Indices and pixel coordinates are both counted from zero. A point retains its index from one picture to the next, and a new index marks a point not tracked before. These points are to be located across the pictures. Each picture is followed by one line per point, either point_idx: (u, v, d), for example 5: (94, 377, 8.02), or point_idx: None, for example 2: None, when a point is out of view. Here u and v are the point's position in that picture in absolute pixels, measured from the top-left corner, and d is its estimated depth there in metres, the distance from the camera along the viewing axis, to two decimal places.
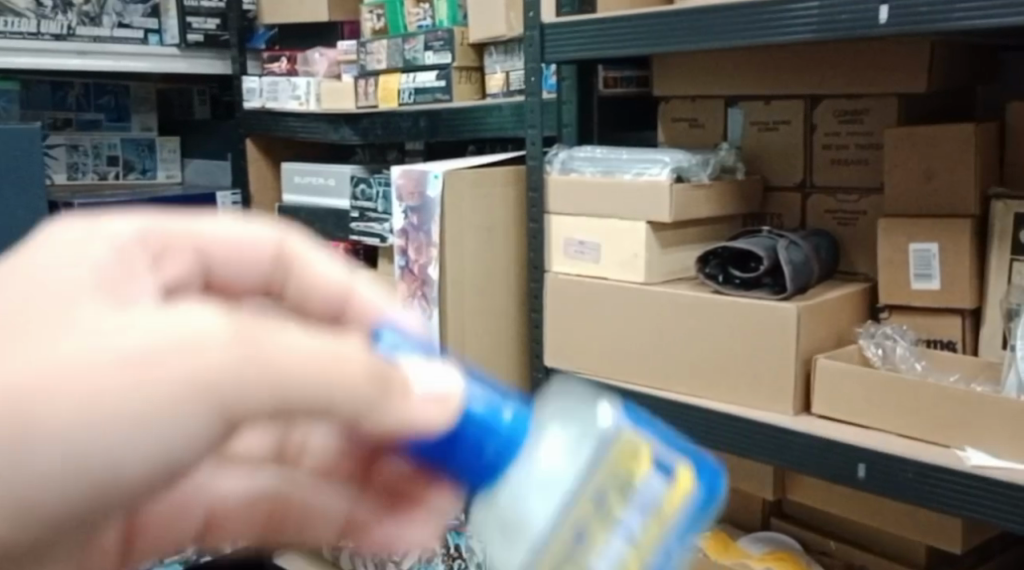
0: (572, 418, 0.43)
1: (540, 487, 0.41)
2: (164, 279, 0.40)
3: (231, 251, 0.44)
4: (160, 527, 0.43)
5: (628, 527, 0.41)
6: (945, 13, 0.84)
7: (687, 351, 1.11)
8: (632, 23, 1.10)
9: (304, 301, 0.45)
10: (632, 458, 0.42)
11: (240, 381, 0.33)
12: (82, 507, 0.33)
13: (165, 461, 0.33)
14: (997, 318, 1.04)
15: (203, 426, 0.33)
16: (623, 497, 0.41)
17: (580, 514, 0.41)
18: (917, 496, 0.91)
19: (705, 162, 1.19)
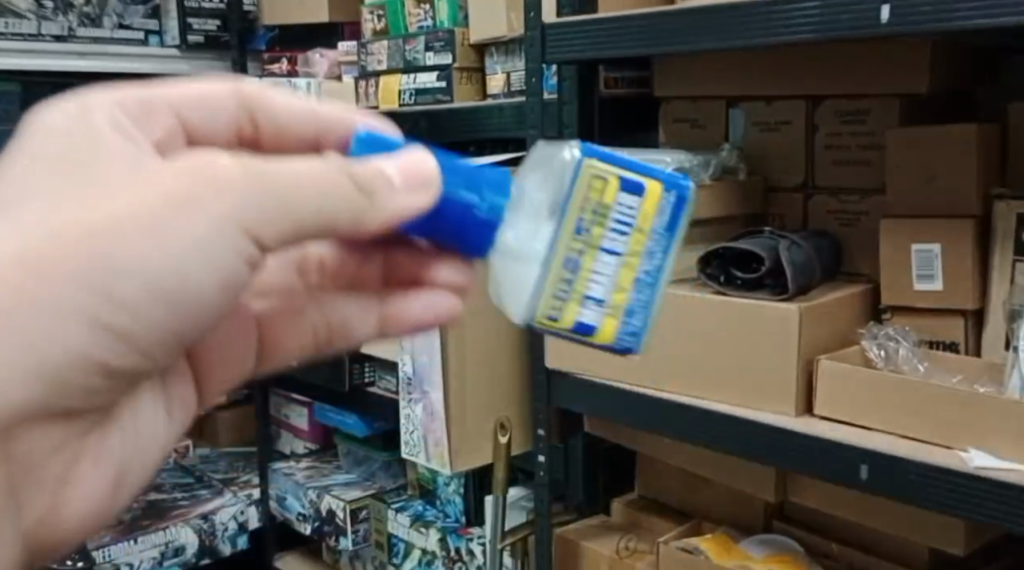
0: (551, 173, 0.60)
1: (537, 232, 0.59)
2: (151, 139, 0.59)
3: (198, 101, 0.62)
4: (218, 350, 0.68)
5: (612, 248, 0.60)
6: (947, 13, 0.84)
7: (689, 352, 1.11)
8: (632, 23, 1.10)
9: (274, 135, 0.65)
10: (602, 188, 0.60)
11: (255, 199, 0.49)
12: (162, 314, 0.50)
13: (219, 272, 0.50)
14: (999, 319, 1.04)
15: (236, 242, 0.49)
16: (601, 222, 0.60)
17: (569, 247, 0.60)
18: (920, 497, 0.91)
19: (706, 164, 1.21)
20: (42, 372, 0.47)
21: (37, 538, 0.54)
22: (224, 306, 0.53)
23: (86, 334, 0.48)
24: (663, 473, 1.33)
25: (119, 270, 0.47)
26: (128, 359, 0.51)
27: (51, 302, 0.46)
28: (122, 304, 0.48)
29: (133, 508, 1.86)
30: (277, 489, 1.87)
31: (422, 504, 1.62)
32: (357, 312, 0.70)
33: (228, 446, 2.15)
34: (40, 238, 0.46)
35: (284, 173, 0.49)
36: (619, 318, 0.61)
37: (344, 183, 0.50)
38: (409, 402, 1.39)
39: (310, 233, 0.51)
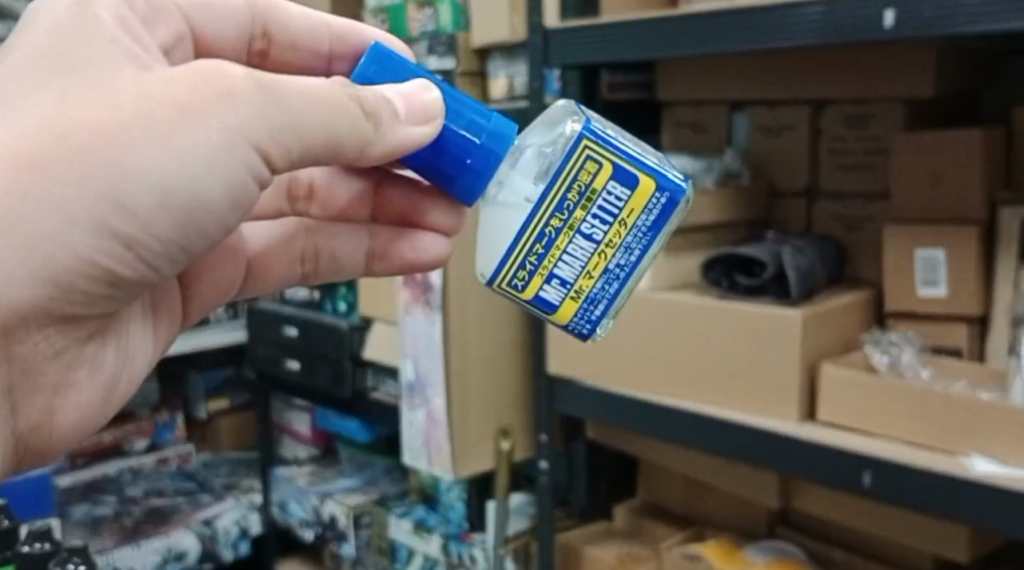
0: (551, 144, 0.65)
1: (522, 195, 0.65)
2: (158, 39, 0.63)
3: (207, 6, 0.67)
4: (208, 274, 0.73)
5: (590, 234, 0.65)
6: (952, 17, 0.84)
7: (692, 356, 1.10)
8: (635, 28, 1.09)
9: (285, 48, 0.70)
10: (596, 172, 0.64)
11: (267, 117, 0.52)
12: (176, 238, 0.54)
13: (229, 185, 0.53)
14: (1003, 325, 1.03)
15: (246, 157, 0.52)
16: (585, 206, 0.65)
17: (550, 224, 0.65)
18: (924, 504, 0.90)
19: (709, 168, 1.21)
20: (45, 277, 0.51)
21: (29, 438, 0.59)
22: (231, 223, 0.56)
23: (94, 242, 0.51)
24: (666, 479, 1.32)
25: (129, 175, 0.50)
26: (131, 270, 0.54)
27: (64, 205, 0.49)
28: (133, 214, 0.51)
29: (135, 514, 1.86)
30: (280, 494, 1.86)
31: (425, 509, 1.62)
32: (346, 244, 0.75)
33: (231, 450, 2.15)
34: (57, 138, 0.49)
35: (294, 92, 0.52)
36: (579, 304, 0.66)
37: (350, 106, 0.54)
38: (411, 408, 1.38)
39: (318, 153, 0.54)
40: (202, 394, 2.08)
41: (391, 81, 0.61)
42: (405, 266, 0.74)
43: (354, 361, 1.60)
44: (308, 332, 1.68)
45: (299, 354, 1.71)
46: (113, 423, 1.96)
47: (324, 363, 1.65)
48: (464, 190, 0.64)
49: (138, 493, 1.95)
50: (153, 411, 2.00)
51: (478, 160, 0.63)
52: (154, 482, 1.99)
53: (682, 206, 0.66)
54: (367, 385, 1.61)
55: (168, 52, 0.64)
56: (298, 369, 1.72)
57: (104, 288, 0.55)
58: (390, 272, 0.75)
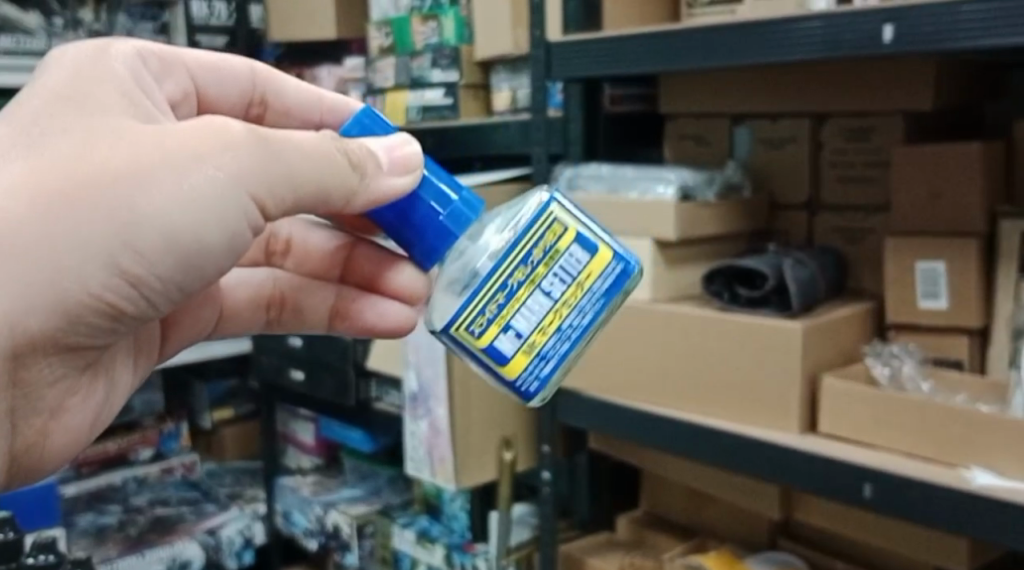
0: (518, 208, 0.63)
1: (484, 254, 0.62)
2: (166, 93, 0.66)
3: (213, 69, 0.70)
4: (188, 312, 0.74)
5: (550, 291, 0.63)
6: (949, 34, 0.84)
7: (691, 371, 1.11)
8: (637, 42, 1.10)
9: (280, 115, 0.72)
10: (561, 233, 0.63)
11: (267, 166, 0.54)
12: (178, 278, 0.56)
13: (228, 233, 0.55)
14: (1003, 337, 1.04)
15: (246, 206, 0.55)
16: (548, 263, 0.63)
17: (512, 275, 0.62)
18: (925, 517, 0.90)
19: (710, 181, 1.20)
20: (56, 308, 0.53)
21: (22, 457, 0.61)
22: (227, 267, 0.58)
23: (103, 279, 0.53)
24: (668, 491, 1.32)
25: (142, 220, 0.52)
26: (133, 306, 0.56)
27: (78, 242, 0.51)
28: (141, 254, 0.53)
29: (139, 523, 1.87)
30: (284, 504, 1.87)
31: (428, 519, 1.62)
32: (312, 300, 0.77)
33: (235, 460, 2.16)
34: (73, 180, 0.51)
35: (290, 146, 0.55)
36: (531, 358, 0.63)
37: (338, 157, 0.57)
38: (414, 418, 1.39)
39: (311, 203, 0.57)
40: (207, 404, 2.09)
41: (382, 130, 0.63)
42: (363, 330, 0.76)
43: (357, 372, 1.61)
44: (313, 342, 1.68)
45: (303, 364, 1.72)
46: (120, 433, 1.98)
47: (328, 374, 1.65)
48: (432, 245, 0.64)
49: (142, 502, 1.95)
50: (160, 421, 2.04)
51: (451, 215, 0.64)
52: (158, 491, 2.00)
53: (634, 279, 0.65)
54: (370, 395, 1.62)
55: (174, 106, 0.68)
56: (303, 379, 1.73)
57: (106, 322, 0.56)
58: (349, 332, 0.76)
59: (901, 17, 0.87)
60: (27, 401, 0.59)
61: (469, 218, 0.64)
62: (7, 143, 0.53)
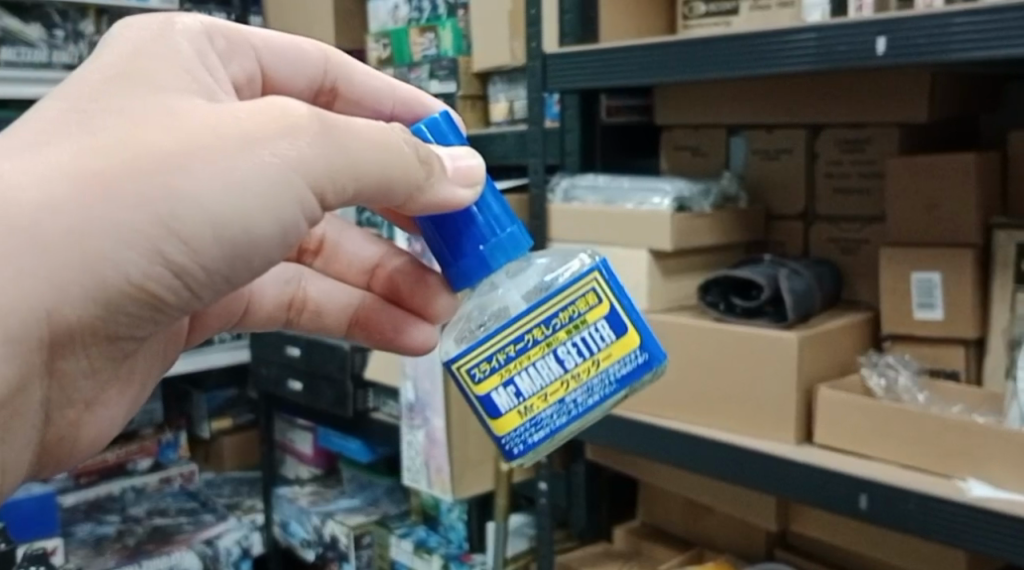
0: (562, 265, 0.65)
1: (519, 296, 0.64)
2: (229, 74, 0.66)
3: (282, 52, 0.69)
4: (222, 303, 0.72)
5: (563, 360, 0.64)
6: (944, 47, 0.85)
7: (690, 382, 1.11)
8: (632, 54, 1.11)
9: (349, 103, 0.71)
10: (593, 305, 0.64)
11: (326, 153, 0.53)
12: (222, 269, 0.53)
13: (280, 223, 0.53)
14: (1000, 347, 1.03)
15: (304, 198, 0.53)
16: (570, 330, 0.64)
17: (531, 332, 0.63)
18: (920, 528, 0.90)
19: (706, 193, 1.20)
20: (87, 295, 0.51)
21: (51, 448, 0.61)
22: (275, 259, 0.56)
23: (143, 267, 0.51)
24: (665, 502, 1.32)
25: (187, 204, 0.50)
26: (173, 296, 0.53)
27: (119, 228, 0.49)
28: (184, 241, 0.51)
29: (137, 533, 1.86)
30: (282, 514, 1.87)
31: (426, 530, 1.62)
32: (335, 304, 0.77)
33: (234, 470, 2.16)
34: (123, 162, 0.49)
35: (354, 135, 0.54)
36: (523, 421, 0.64)
37: (407, 152, 0.56)
38: (411, 428, 1.39)
39: (370, 195, 0.55)
40: (205, 414, 2.10)
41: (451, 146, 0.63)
42: (381, 343, 0.76)
43: (355, 383, 1.61)
44: (311, 352, 1.68)
45: (301, 374, 1.72)
46: (119, 443, 1.98)
47: (326, 384, 1.66)
48: (464, 269, 0.63)
49: (141, 512, 1.95)
50: (158, 430, 2.05)
51: (494, 247, 0.63)
52: (156, 501, 1.99)
53: (651, 374, 0.66)
54: (368, 406, 1.62)
55: (236, 89, 0.67)
56: (300, 390, 1.73)
57: (148, 312, 0.54)
58: (364, 342, 0.77)
59: (893, 29, 0.87)
60: (62, 386, 0.57)
61: (510, 254, 0.63)
62: (60, 123, 0.51)
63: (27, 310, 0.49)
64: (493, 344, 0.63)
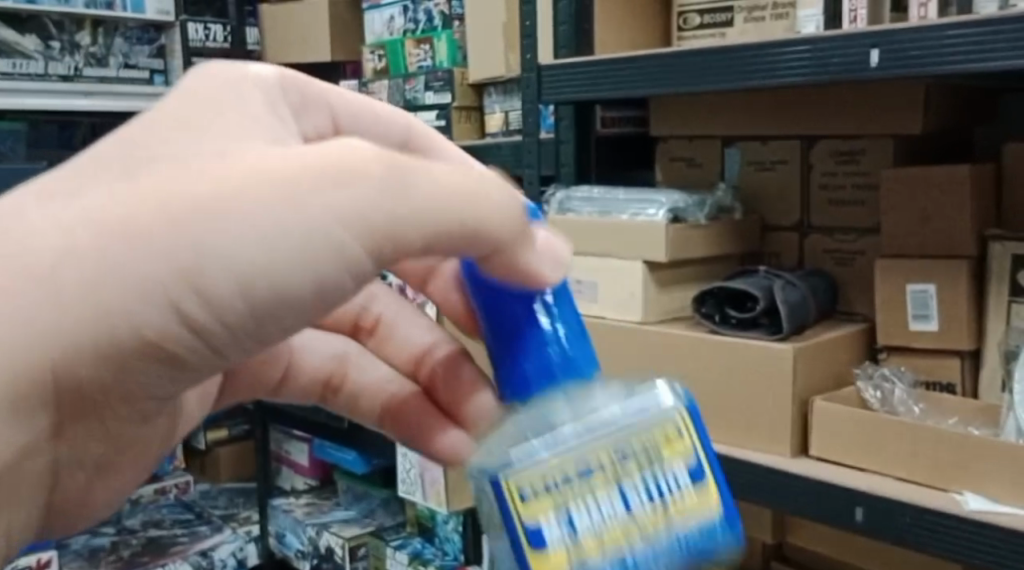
0: (635, 397, 0.52)
1: (586, 417, 0.50)
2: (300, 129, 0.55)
3: (363, 113, 0.58)
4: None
5: (629, 502, 0.49)
6: (936, 58, 0.85)
7: (684, 393, 1.11)
8: (628, 66, 1.11)
9: None
10: (671, 443, 0.51)
11: (386, 198, 0.44)
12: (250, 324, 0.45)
13: (319, 279, 0.45)
14: (996, 359, 1.03)
15: (350, 252, 0.44)
16: (643, 465, 0.50)
17: (598, 456, 0.49)
18: (916, 542, 0.90)
19: (701, 204, 1.19)
20: (91, 347, 0.42)
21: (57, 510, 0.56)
22: (308, 317, 0.47)
23: (159, 320, 0.42)
24: None
25: (216, 258, 0.42)
26: (196, 354, 0.45)
27: (136, 281, 0.41)
28: (208, 299, 0.43)
29: (132, 544, 1.85)
30: (277, 525, 1.87)
31: (421, 542, 1.62)
32: (373, 390, 0.68)
33: (229, 480, 2.15)
34: (148, 206, 0.41)
35: (425, 179, 0.46)
36: (577, 564, 0.48)
37: (491, 202, 0.48)
38: None
39: (445, 247, 0.47)
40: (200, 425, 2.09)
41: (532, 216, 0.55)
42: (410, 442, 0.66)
43: None
44: None
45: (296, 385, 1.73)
46: None
47: None
48: (522, 372, 0.52)
49: (136, 523, 1.94)
50: None
51: (562, 351, 0.53)
52: (151, 513, 1.98)
53: (727, 548, 0.51)
54: None
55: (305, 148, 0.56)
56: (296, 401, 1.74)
57: (164, 367, 0.46)
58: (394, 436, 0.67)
59: (885, 41, 0.87)
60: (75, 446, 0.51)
61: (581, 366, 0.53)
62: (92, 167, 0.43)
63: (27, 364, 0.41)
64: (545, 467, 0.48)
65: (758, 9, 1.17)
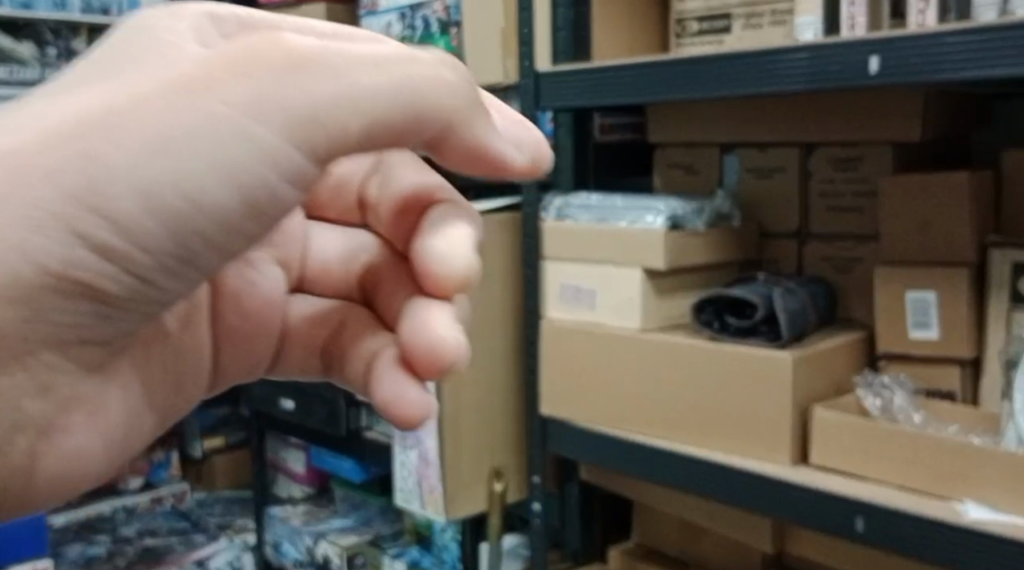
0: None
1: None
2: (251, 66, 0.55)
3: None
4: (247, 315, 0.62)
5: None
6: (936, 66, 0.84)
7: (681, 400, 1.10)
8: (626, 73, 1.10)
9: None
10: None
11: (309, 77, 0.40)
12: (169, 239, 0.42)
13: (236, 176, 0.41)
14: (997, 367, 1.03)
15: (275, 143, 0.41)
16: None
17: None
18: (917, 552, 0.89)
19: (700, 210, 1.18)
20: (4, 298, 0.39)
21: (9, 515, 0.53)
22: (238, 232, 0.44)
23: (64, 250, 0.39)
24: (661, 521, 1.30)
25: (115, 175, 0.38)
26: (120, 288, 0.43)
27: (28, 212, 0.38)
28: (116, 220, 0.39)
29: (128, 553, 1.84)
30: (274, 534, 1.86)
31: (419, 550, 1.61)
32: (354, 343, 0.58)
33: (225, 489, 2.14)
34: (33, 126, 0.38)
35: (359, 64, 0.41)
36: None
37: (422, 91, 0.43)
38: (403, 448, 1.38)
39: (392, 135, 0.44)
40: (197, 433, 2.08)
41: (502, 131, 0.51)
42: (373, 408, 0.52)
43: (348, 402, 1.61)
44: None
45: (293, 393, 1.72)
46: None
47: (319, 403, 1.65)
48: None
49: (132, 532, 1.93)
50: (149, 451, 2.03)
51: None
52: (147, 522, 1.97)
53: None
54: (361, 424, 1.61)
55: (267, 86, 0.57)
56: (293, 409, 1.73)
57: (86, 309, 0.43)
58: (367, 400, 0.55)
59: (885, 49, 0.87)
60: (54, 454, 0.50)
61: None
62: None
63: None
64: None
65: (756, 16, 1.16)
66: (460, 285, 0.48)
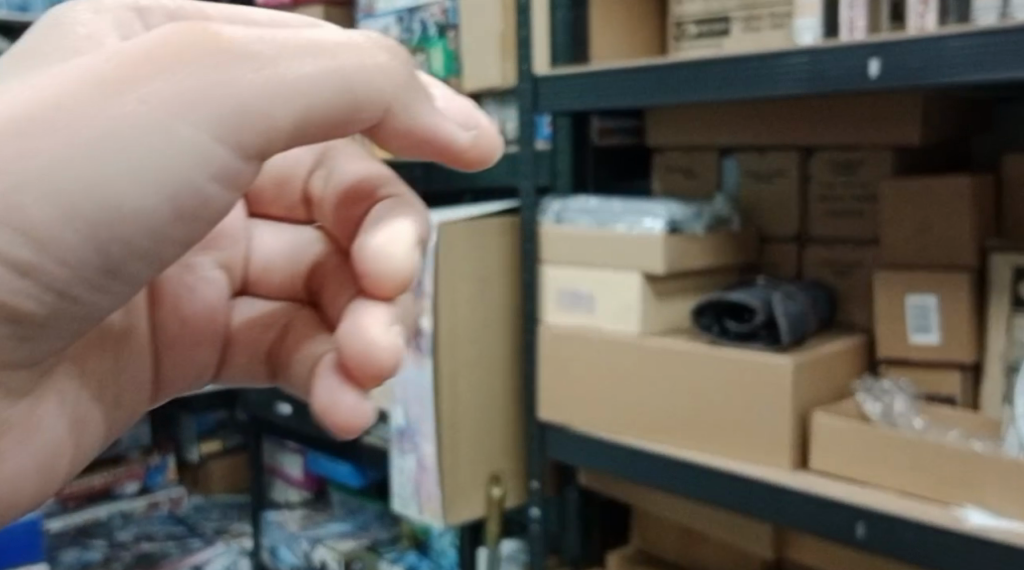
0: None
1: None
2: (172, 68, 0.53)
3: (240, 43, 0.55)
4: (187, 321, 0.59)
5: None
6: (937, 70, 0.84)
7: (680, 405, 1.10)
8: (625, 76, 1.10)
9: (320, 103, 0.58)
10: None
11: (234, 76, 0.39)
12: (91, 251, 0.40)
13: (161, 183, 0.39)
14: (998, 372, 1.02)
15: (204, 146, 0.39)
16: None
17: None
18: (918, 558, 0.89)
19: (699, 214, 1.17)
20: None
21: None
22: (168, 244, 0.42)
23: None
24: (660, 526, 1.30)
25: (28, 183, 0.37)
26: (41, 309, 0.41)
27: None
28: (32, 231, 0.38)
29: (124, 558, 1.83)
30: (270, 539, 1.84)
31: (417, 555, 1.61)
32: (297, 347, 0.55)
33: (222, 493, 2.14)
34: None
35: (291, 63, 0.40)
36: None
37: (351, 83, 0.42)
38: (401, 453, 1.37)
39: (322, 129, 0.42)
40: (194, 438, 2.08)
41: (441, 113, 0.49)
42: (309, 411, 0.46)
43: None
44: None
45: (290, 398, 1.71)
46: (107, 466, 1.96)
47: None
48: None
49: (128, 537, 1.92)
50: (145, 454, 2.03)
51: None
52: (144, 526, 1.96)
53: None
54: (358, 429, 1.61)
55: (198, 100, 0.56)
56: (289, 414, 1.71)
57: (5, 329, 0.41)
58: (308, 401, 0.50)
59: (885, 52, 0.87)
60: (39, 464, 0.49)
61: None
62: None
63: None
64: None
65: (755, 20, 1.16)
66: (400, 285, 0.44)
